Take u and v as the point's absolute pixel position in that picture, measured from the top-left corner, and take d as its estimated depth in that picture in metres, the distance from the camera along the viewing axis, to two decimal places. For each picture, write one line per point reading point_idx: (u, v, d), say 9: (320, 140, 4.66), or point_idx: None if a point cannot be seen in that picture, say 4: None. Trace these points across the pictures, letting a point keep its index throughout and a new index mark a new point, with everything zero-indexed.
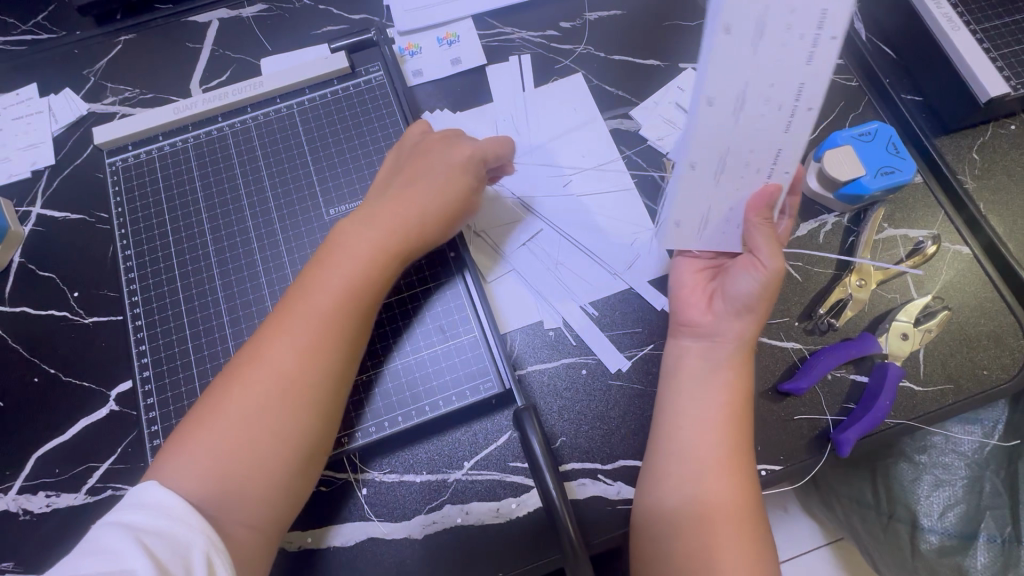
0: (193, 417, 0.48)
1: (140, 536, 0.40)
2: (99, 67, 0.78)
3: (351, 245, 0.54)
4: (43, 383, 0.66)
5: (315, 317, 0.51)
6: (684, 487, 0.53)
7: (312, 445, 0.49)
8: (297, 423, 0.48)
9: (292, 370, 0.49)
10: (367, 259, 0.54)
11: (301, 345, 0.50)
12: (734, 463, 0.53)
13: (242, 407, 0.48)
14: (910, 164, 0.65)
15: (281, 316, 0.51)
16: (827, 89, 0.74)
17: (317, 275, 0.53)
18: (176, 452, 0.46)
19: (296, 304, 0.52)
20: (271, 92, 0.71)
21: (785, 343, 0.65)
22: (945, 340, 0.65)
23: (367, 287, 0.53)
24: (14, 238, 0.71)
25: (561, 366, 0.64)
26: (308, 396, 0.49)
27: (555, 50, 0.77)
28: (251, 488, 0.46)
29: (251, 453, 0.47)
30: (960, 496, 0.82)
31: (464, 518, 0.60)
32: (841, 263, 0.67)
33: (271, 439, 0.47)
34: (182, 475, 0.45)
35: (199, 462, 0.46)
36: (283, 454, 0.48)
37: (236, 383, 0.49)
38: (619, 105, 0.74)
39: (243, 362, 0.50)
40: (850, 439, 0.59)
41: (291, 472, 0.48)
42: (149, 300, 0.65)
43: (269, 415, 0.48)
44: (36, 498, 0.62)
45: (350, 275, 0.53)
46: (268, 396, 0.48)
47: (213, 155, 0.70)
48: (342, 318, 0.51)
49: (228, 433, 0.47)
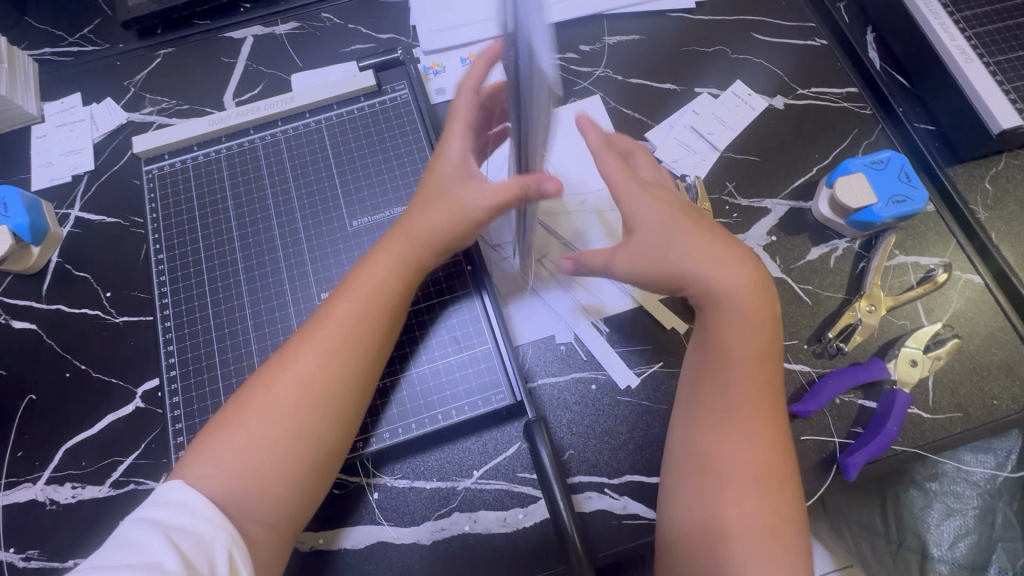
0: (220, 416, 0.50)
1: (167, 532, 0.42)
2: (140, 79, 0.82)
3: (373, 261, 0.56)
4: (73, 378, 0.69)
5: (341, 324, 0.53)
6: (715, 443, 0.53)
7: (329, 446, 0.51)
8: (317, 426, 0.50)
9: (312, 374, 0.51)
10: (387, 272, 0.56)
11: (322, 350, 0.52)
12: (768, 432, 0.53)
13: (263, 409, 0.49)
14: (921, 193, 0.66)
15: (312, 324, 0.54)
16: (841, 116, 0.76)
17: (342, 287, 0.56)
18: (201, 450, 0.48)
19: (324, 313, 0.54)
20: (301, 107, 0.74)
21: (793, 366, 0.66)
22: (955, 368, 0.65)
23: (385, 297, 0.55)
24: (53, 239, 0.74)
25: (572, 381, 0.65)
26: (327, 398, 0.51)
27: (574, 72, 0.79)
28: (270, 487, 0.48)
29: (269, 454, 0.48)
30: (971, 526, 0.81)
31: (472, 526, 0.61)
32: (851, 288, 0.68)
33: (290, 440, 0.49)
34: (206, 473, 0.47)
35: (221, 460, 0.47)
36: (299, 455, 0.49)
37: (260, 386, 0.51)
38: (634, 127, 0.76)
39: (268, 368, 0.52)
40: (856, 463, 0.60)
41: (309, 472, 0.50)
42: (178, 302, 0.68)
43: (289, 416, 0.49)
44: (62, 489, 0.64)
45: (377, 285, 0.55)
46: (289, 399, 0.50)
47: (243, 166, 0.73)
48: (361, 326, 0.53)
49: (249, 433, 0.49)
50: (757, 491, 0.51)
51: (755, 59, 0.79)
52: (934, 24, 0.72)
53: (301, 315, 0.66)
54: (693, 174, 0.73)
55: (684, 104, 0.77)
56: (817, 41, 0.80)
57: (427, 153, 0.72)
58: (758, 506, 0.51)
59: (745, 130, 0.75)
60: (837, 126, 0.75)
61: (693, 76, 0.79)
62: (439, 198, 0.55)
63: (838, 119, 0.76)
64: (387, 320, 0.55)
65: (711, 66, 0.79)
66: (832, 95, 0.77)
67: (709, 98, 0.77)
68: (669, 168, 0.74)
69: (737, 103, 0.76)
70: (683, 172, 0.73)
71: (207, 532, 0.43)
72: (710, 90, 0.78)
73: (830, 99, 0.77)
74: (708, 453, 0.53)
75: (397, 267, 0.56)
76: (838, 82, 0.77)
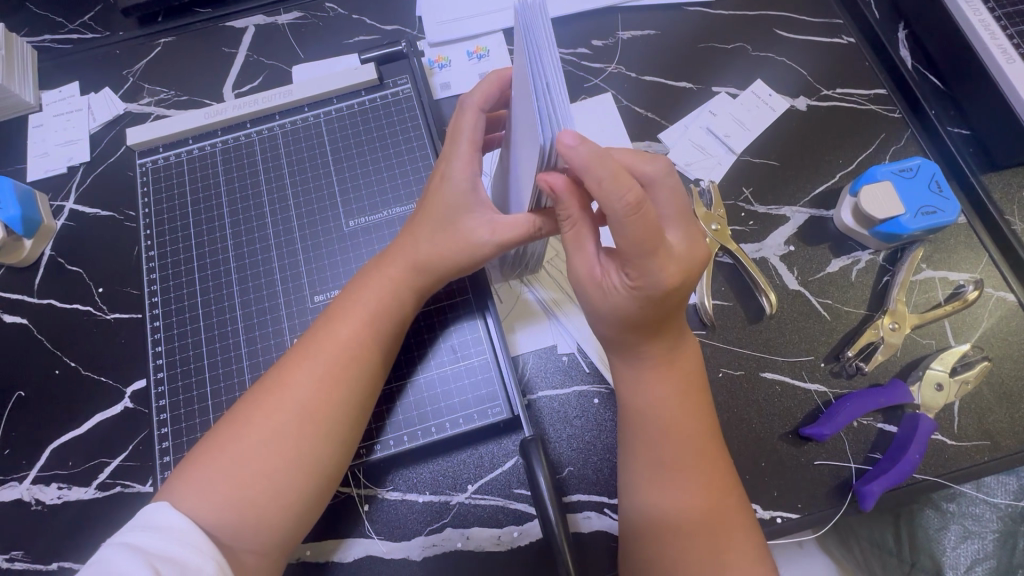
0: (209, 442, 0.48)
1: (151, 560, 0.39)
2: (138, 68, 0.80)
3: (374, 283, 0.54)
4: (63, 375, 0.67)
5: (337, 348, 0.51)
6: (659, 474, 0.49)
7: (329, 472, 0.49)
8: (313, 454, 0.48)
9: (312, 400, 0.49)
10: (391, 295, 0.53)
11: (322, 375, 0.49)
12: (709, 455, 0.50)
13: (260, 437, 0.47)
14: (953, 205, 0.62)
15: (304, 346, 0.51)
16: (868, 119, 0.71)
17: (334, 309, 0.53)
18: (189, 477, 0.46)
19: (318, 334, 0.52)
20: (300, 100, 0.71)
21: (808, 385, 0.62)
22: (983, 392, 0.61)
23: (387, 322, 0.53)
24: (46, 232, 0.73)
25: (573, 394, 0.62)
26: (327, 426, 0.49)
27: (586, 68, 0.75)
28: (265, 517, 0.46)
29: (266, 484, 0.46)
30: (990, 551, 0.77)
31: (464, 543, 0.59)
32: (873, 304, 0.64)
33: (289, 469, 0.47)
34: (195, 501, 0.44)
35: (213, 489, 0.45)
36: (297, 485, 0.47)
37: (254, 412, 0.48)
38: (647, 127, 0.73)
39: (261, 392, 0.49)
40: (874, 492, 0.56)
41: (308, 500, 0.48)
42: (169, 301, 0.66)
43: (287, 445, 0.47)
44: (49, 489, 0.63)
45: (374, 305, 0.53)
46: (287, 427, 0.47)
47: (239, 161, 0.71)
48: (364, 351, 0.51)
49: (243, 463, 0.46)
50: (696, 483, 0.48)
51: (778, 56, 0.75)
52: (974, 22, 0.68)
53: (294, 318, 0.64)
54: (707, 179, 0.69)
55: (701, 104, 0.73)
56: (845, 38, 0.75)
57: (429, 151, 0.69)
58: (700, 497, 0.48)
59: (765, 132, 0.71)
60: (862, 130, 0.71)
61: (711, 74, 0.75)
62: (444, 227, 0.52)
63: (864, 123, 0.71)
64: (389, 345, 0.53)
65: (731, 63, 0.75)
66: (859, 97, 0.72)
67: (727, 98, 0.73)
68: (683, 171, 0.70)
69: (757, 104, 0.72)
70: (697, 176, 0.69)
71: (193, 559, 0.41)
72: (728, 89, 0.74)
73: (857, 101, 0.72)
74: (636, 440, 0.50)
75: (401, 290, 0.54)
76: (865, 83, 0.73)
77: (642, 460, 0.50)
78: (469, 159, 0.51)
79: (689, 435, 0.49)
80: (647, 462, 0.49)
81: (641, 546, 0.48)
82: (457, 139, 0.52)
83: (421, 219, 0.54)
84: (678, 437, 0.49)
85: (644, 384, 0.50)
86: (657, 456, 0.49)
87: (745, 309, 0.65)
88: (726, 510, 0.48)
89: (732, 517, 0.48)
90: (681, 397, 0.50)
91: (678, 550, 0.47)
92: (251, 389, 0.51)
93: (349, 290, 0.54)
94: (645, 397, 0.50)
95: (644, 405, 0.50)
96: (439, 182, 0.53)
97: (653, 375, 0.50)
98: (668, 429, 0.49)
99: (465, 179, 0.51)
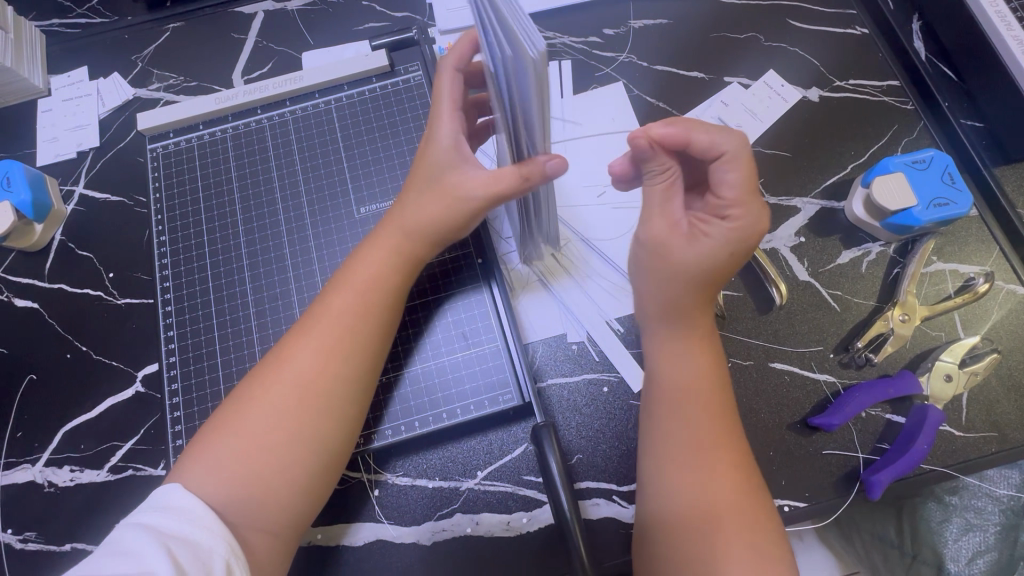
0: (216, 418, 0.48)
1: (164, 541, 0.40)
2: (147, 53, 0.80)
3: (370, 256, 0.54)
4: (75, 359, 0.67)
5: (335, 319, 0.51)
6: (681, 463, 0.49)
7: (332, 446, 0.49)
8: (316, 427, 0.48)
9: (311, 372, 0.49)
10: (387, 264, 0.53)
11: (321, 347, 0.50)
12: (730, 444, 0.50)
13: (262, 409, 0.47)
14: (966, 197, 0.62)
15: (305, 321, 0.51)
16: (880, 110, 0.71)
17: (333, 283, 0.53)
18: (198, 453, 0.46)
19: (318, 308, 0.52)
20: (310, 86, 0.71)
21: (817, 375, 0.62)
22: (991, 384, 0.61)
23: (383, 291, 0.53)
24: (56, 216, 0.73)
25: (583, 382, 0.63)
26: (326, 397, 0.49)
27: (597, 57, 0.75)
28: (273, 492, 0.46)
29: (270, 457, 0.46)
30: (992, 543, 0.77)
31: (474, 529, 0.59)
32: (884, 296, 0.64)
33: (290, 441, 0.47)
34: (204, 478, 0.45)
35: (222, 462, 0.45)
36: (302, 458, 0.47)
37: (258, 386, 0.48)
38: (658, 117, 0.72)
39: (264, 366, 0.50)
40: (882, 481, 0.57)
41: (314, 475, 0.48)
42: (180, 286, 0.66)
43: (289, 417, 0.47)
44: (61, 471, 0.63)
45: (370, 276, 0.53)
46: (289, 399, 0.48)
47: (249, 146, 0.70)
48: (362, 321, 0.51)
49: (249, 438, 0.46)
50: (716, 461, 0.49)
51: (791, 47, 0.74)
52: (991, 13, 0.66)
53: (305, 303, 0.64)
54: None
55: (713, 94, 0.73)
56: (858, 29, 0.74)
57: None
58: (719, 476, 0.48)
59: (777, 123, 0.71)
60: (876, 121, 0.71)
61: (724, 64, 0.74)
62: (437, 189, 0.52)
63: (877, 114, 0.71)
64: (387, 314, 0.53)
65: (743, 54, 0.75)
66: (872, 88, 0.72)
67: (739, 88, 0.73)
68: None
69: (770, 94, 0.72)
70: None
71: (206, 540, 0.41)
72: (740, 79, 0.73)
73: (869, 93, 0.72)
74: (661, 419, 0.52)
75: (397, 261, 0.54)
76: (879, 75, 0.72)
77: (662, 437, 0.51)
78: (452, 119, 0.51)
79: (706, 413, 0.50)
80: (666, 441, 0.51)
81: (661, 528, 0.49)
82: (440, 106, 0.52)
83: (414, 189, 0.54)
84: (695, 417, 0.50)
85: (673, 360, 0.53)
86: (676, 433, 0.50)
87: (755, 300, 0.65)
88: (742, 489, 0.48)
89: (747, 494, 0.48)
90: (702, 375, 0.52)
91: (697, 528, 0.47)
92: (257, 367, 0.51)
93: (347, 264, 0.55)
94: (673, 380, 0.52)
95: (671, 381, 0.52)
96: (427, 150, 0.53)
97: (685, 349, 0.53)
98: (688, 404, 0.51)
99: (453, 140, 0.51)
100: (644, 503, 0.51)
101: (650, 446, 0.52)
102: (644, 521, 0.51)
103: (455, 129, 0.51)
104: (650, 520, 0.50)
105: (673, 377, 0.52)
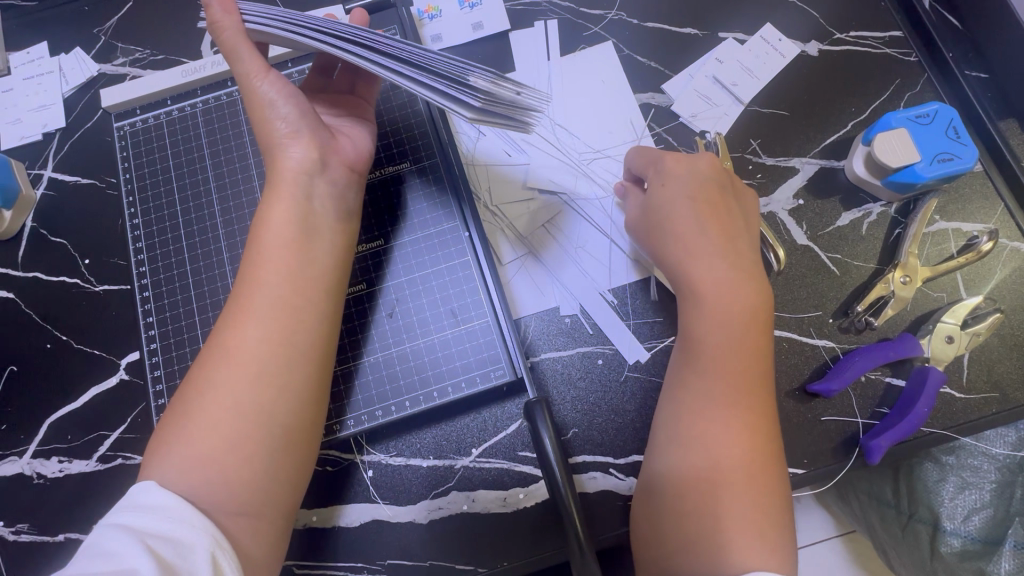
0: (174, 416, 0.46)
1: (144, 539, 0.38)
2: (110, 26, 0.75)
3: (272, 213, 0.49)
4: (55, 350, 0.65)
5: (274, 299, 0.47)
6: (717, 430, 0.47)
7: (288, 420, 0.46)
8: (279, 410, 0.45)
9: (265, 355, 0.46)
10: (297, 231, 0.49)
11: (266, 328, 0.46)
12: (754, 421, 0.48)
13: (213, 401, 0.45)
14: (971, 152, 0.59)
15: (238, 304, 0.47)
16: (881, 64, 0.68)
17: (252, 260, 0.49)
18: (161, 450, 0.44)
19: (248, 291, 0.48)
20: (283, 55, 0.67)
21: (817, 342, 0.61)
22: (993, 345, 0.60)
23: (297, 251, 0.49)
24: (26, 203, 0.69)
25: (575, 355, 0.61)
26: (286, 378, 0.46)
27: (584, 15, 0.71)
28: (245, 481, 0.43)
29: (229, 439, 0.44)
30: (987, 501, 0.76)
31: (470, 506, 0.59)
32: (884, 258, 0.63)
33: (243, 420, 0.44)
34: (172, 474, 0.43)
35: (184, 455, 0.43)
36: (266, 440, 0.45)
37: (203, 378, 0.46)
38: (649, 77, 0.69)
39: (203, 359, 0.47)
40: (881, 446, 0.56)
41: (275, 449, 0.45)
42: (156, 271, 0.64)
43: (248, 405, 0.45)
44: (50, 463, 0.62)
45: (290, 250, 0.48)
46: (244, 389, 0.45)
47: (221, 121, 0.67)
48: (295, 287, 0.48)
49: (207, 432, 0.44)
50: (727, 425, 0.47)
51: None
52: None
53: None
54: (713, 131, 0.67)
55: (705, 52, 0.69)
56: None
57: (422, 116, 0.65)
58: (733, 446, 0.47)
59: (773, 80, 0.68)
60: (877, 75, 0.67)
61: (718, 17, 0.70)
62: (277, 128, 0.50)
63: (878, 68, 0.68)
64: (316, 277, 0.49)
65: (739, 8, 0.71)
66: (873, 40, 0.68)
67: (734, 44, 0.69)
68: (687, 123, 0.67)
69: (766, 50, 0.69)
70: (703, 129, 0.67)
71: (190, 535, 0.40)
72: (735, 34, 0.70)
73: (871, 45, 0.68)
74: (696, 383, 0.50)
75: (301, 218, 0.49)
76: (881, 24, 0.69)
77: (688, 394, 0.50)
78: (264, 62, 0.49)
79: (734, 369, 0.49)
80: (688, 400, 0.50)
81: (672, 490, 0.48)
82: (241, 55, 0.48)
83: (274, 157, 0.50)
84: (725, 386, 0.49)
85: (716, 319, 0.50)
86: (706, 393, 0.49)
87: None
88: (735, 455, 0.47)
89: (754, 454, 0.47)
90: (741, 332, 0.50)
91: (704, 492, 0.46)
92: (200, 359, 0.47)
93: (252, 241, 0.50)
94: (705, 334, 0.51)
95: (707, 338, 0.51)
96: (247, 97, 0.50)
97: (709, 305, 0.51)
98: (721, 357, 0.49)
99: (276, 88, 0.49)
100: (662, 460, 0.49)
101: (673, 400, 0.51)
102: (655, 479, 0.49)
103: (287, 92, 0.50)
104: (654, 483, 0.49)
105: (706, 329, 0.51)
